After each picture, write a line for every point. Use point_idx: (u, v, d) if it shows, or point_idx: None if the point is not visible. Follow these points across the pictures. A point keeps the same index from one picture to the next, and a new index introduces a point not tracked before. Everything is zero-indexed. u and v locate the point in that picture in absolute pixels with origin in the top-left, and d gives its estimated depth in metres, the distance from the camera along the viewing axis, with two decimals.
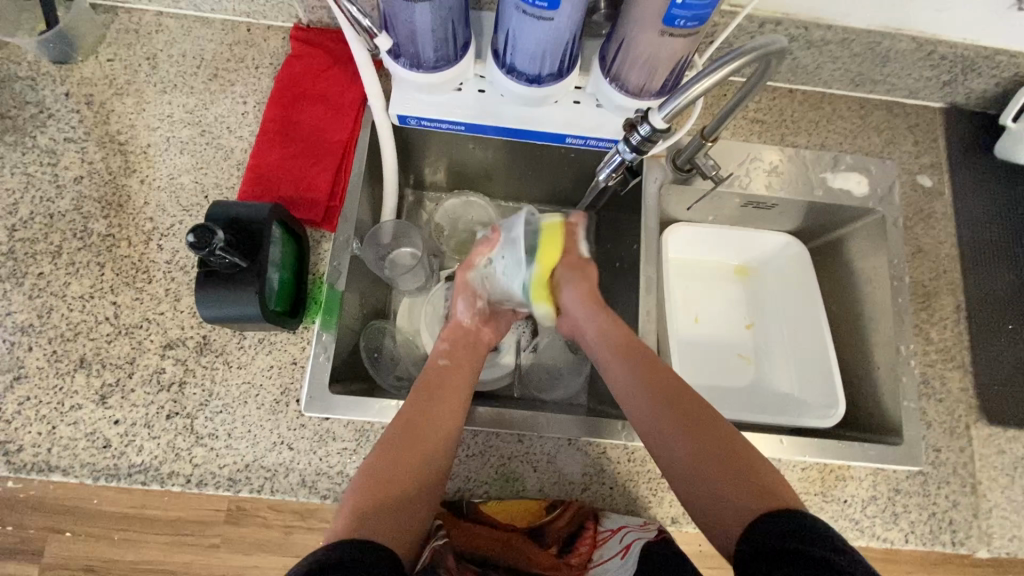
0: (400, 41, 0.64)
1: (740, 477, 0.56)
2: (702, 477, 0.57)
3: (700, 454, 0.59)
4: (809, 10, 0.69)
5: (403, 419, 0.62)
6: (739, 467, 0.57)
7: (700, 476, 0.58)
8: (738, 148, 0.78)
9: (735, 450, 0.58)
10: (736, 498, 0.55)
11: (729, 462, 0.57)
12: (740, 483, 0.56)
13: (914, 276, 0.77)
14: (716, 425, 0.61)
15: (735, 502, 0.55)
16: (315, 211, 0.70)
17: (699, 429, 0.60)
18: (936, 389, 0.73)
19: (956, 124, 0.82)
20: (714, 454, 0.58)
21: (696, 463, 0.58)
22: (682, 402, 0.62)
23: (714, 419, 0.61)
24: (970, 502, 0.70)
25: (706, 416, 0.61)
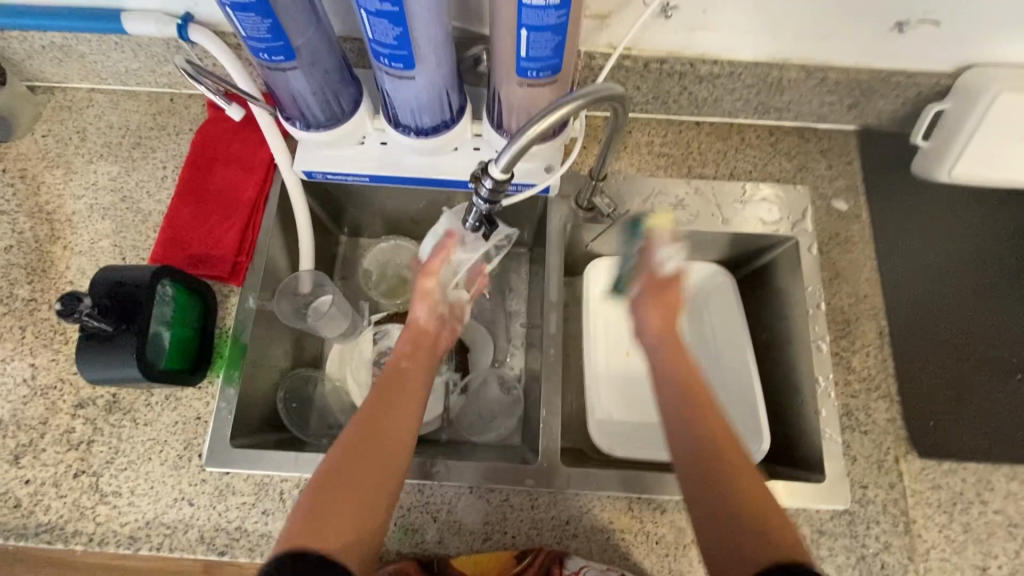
0: (287, 105, 0.67)
1: (764, 528, 0.46)
2: (717, 508, 0.49)
3: (711, 481, 0.50)
4: (691, 47, 0.70)
5: (357, 428, 0.55)
6: (768, 525, 0.46)
7: (707, 505, 0.49)
8: (644, 183, 0.79)
9: (761, 497, 0.48)
10: (753, 543, 0.46)
11: (754, 503, 0.48)
12: (756, 544, 0.45)
13: (833, 303, 0.75)
14: (739, 460, 0.51)
15: (750, 555, 0.45)
16: (221, 267, 0.72)
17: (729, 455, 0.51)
18: (860, 421, 0.70)
19: (871, 145, 0.81)
20: (728, 486, 0.49)
21: (705, 495, 0.50)
22: (712, 413, 0.54)
23: (741, 451, 0.52)
24: (903, 543, 0.65)
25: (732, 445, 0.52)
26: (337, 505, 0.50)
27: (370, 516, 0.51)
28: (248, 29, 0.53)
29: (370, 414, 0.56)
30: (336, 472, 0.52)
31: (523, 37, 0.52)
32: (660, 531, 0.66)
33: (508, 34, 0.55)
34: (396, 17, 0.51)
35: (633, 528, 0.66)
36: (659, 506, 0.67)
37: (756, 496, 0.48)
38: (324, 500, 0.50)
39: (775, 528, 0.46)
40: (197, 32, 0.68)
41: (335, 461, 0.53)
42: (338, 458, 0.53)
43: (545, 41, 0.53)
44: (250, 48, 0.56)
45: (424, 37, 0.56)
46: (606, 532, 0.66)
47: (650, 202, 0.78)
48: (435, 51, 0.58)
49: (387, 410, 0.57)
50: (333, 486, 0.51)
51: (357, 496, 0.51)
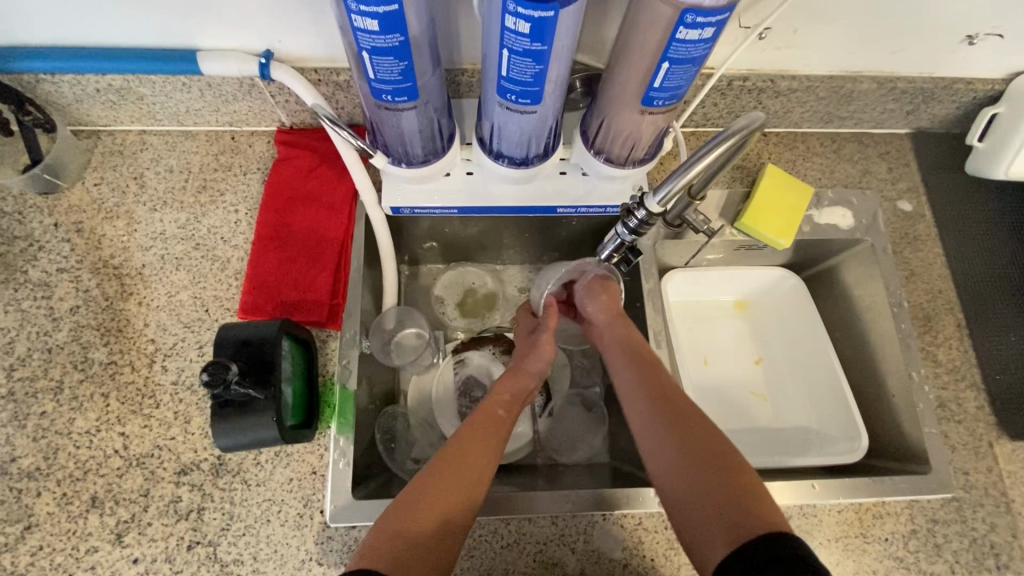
0: (389, 142, 0.65)
1: (725, 497, 0.55)
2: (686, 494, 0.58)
3: (689, 466, 0.59)
4: (774, 65, 0.72)
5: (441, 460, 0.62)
6: (733, 492, 0.55)
7: (683, 492, 0.58)
8: (724, 195, 0.81)
9: (725, 466, 0.58)
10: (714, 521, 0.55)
11: (725, 483, 0.56)
12: (725, 516, 0.54)
13: (912, 300, 0.79)
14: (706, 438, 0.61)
15: (722, 515, 0.54)
16: (319, 312, 0.70)
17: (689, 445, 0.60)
18: (954, 411, 0.74)
19: (924, 147, 0.86)
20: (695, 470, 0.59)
21: (686, 485, 0.58)
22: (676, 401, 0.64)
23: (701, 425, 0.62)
24: (1007, 522, 0.70)
25: (708, 436, 0.61)
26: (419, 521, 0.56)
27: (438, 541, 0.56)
28: (379, 72, 0.51)
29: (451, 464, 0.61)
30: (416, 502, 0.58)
31: (663, 69, 0.52)
32: None
33: (643, 64, 0.55)
34: (540, 55, 0.50)
35: None
36: (785, 513, 0.69)
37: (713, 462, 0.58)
38: (408, 517, 0.56)
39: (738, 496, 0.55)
40: (279, 70, 0.65)
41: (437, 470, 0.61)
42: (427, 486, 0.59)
43: (682, 72, 0.53)
44: (373, 89, 0.54)
45: (553, 73, 0.55)
46: None
47: (732, 215, 0.80)
48: (558, 84, 0.58)
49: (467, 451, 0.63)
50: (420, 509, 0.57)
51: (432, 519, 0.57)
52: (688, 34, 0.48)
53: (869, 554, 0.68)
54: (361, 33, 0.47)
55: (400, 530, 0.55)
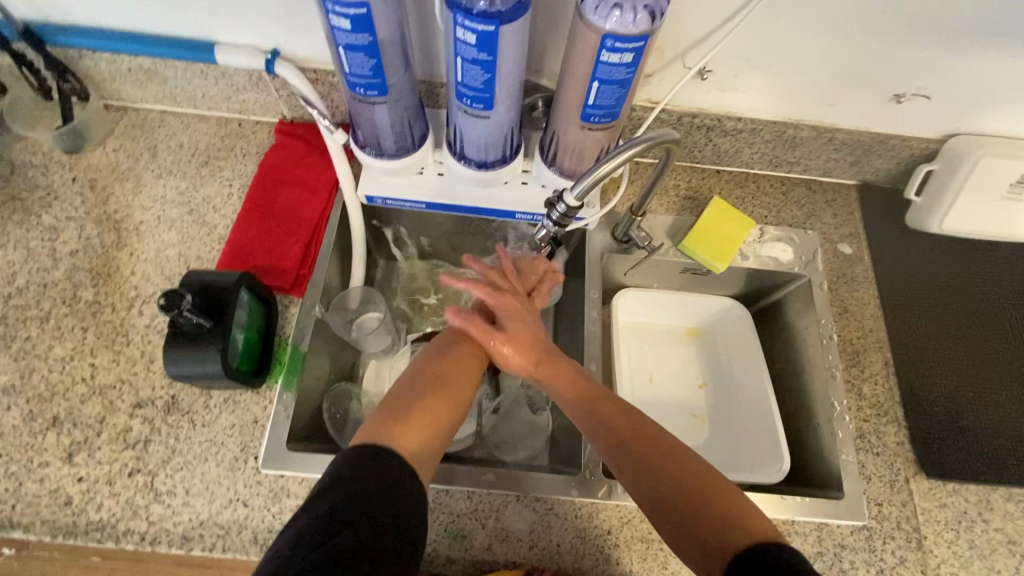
0: (365, 134, 0.74)
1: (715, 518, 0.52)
2: (671, 520, 0.54)
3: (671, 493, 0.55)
4: (719, 106, 0.81)
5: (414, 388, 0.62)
6: (721, 516, 0.52)
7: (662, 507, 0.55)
8: (673, 220, 0.87)
9: (699, 486, 0.55)
10: (698, 539, 0.52)
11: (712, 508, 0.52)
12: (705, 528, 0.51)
13: (843, 335, 0.83)
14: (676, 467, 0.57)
15: (711, 533, 0.51)
16: (285, 279, 0.78)
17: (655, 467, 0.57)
18: (872, 443, 0.76)
19: (869, 198, 0.92)
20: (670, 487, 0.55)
21: (668, 514, 0.54)
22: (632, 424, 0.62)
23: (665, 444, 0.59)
24: (916, 558, 0.70)
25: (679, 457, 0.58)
26: (417, 416, 0.58)
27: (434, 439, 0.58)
28: (353, 66, 0.61)
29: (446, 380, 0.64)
30: (408, 405, 0.59)
31: (594, 88, 0.61)
32: None
33: (578, 84, 0.63)
34: (487, 65, 0.59)
35: None
36: None
37: (690, 481, 0.55)
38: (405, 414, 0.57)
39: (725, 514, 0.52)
40: (283, 66, 0.75)
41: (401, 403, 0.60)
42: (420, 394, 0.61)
43: (611, 92, 0.61)
44: (348, 83, 0.64)
45: (503, 84, 0.64)
46: (647, 542, 0.69)
47: (679, 238, 0.86)
48: (510, 96, 0.66)
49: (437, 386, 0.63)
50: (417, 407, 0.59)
51: (431, 421, 0.59)
52: (611, 58, 0.56)
53: None
54: (337, 31, 0.56)
55: (399, 422, 0.56)
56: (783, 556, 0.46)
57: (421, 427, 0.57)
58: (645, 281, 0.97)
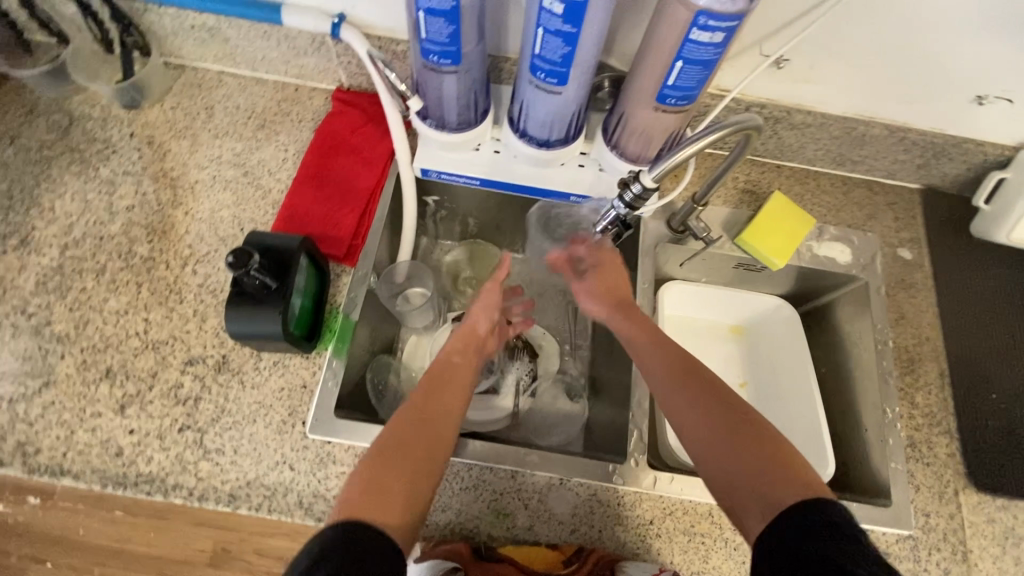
0: (428, 104, 0.73)
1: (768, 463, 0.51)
2: (723, 468, 0.53)
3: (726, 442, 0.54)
4: (790, 98, 0.79)
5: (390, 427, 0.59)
6: (779, 471, 0.50)
7: (720, 459, 0.54)
8: (730, 213, 0.85)
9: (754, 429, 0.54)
10: (752, 496, 0.50)
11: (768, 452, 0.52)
12: (761, 485, 0.50)
13: (898, 342, 0.81)
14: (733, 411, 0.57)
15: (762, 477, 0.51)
16: (338, 247, 0.77)
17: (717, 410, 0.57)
18: (923, 452, 0.75)
19: (933, 204, 0.89)
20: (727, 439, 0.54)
21: (721, 466, 0.54)
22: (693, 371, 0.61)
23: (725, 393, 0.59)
24: (961, 571, 0.69)
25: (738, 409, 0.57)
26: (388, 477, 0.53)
27: (415, 495, 0.54)
28: (430, 31, 0.60)
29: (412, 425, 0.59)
30: (379, 462, 0.55)
31: (677, 68, 0.59)
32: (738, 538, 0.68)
33: (658, 63, 0.61)
34: (570, 37, 0.57)
35: (713, 533, 0.69)
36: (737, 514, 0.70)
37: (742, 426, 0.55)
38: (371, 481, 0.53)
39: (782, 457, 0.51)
40: (349, 31, 0.74)
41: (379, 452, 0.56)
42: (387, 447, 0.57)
43: (694, 73, 0.59)
44: (422, 49, 0.63)
45: (580, 60, 0.62)
46: (689, 534, 0.68)
47: (735, 231, 0.85)
48: (584, 73, 0.65)
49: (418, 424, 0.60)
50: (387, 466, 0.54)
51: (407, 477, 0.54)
52: (701, 37, 0.55)
53: None
54: None
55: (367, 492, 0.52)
56: (837, 517, 0.45)
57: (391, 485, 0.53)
58: (692, 274, 0.95)
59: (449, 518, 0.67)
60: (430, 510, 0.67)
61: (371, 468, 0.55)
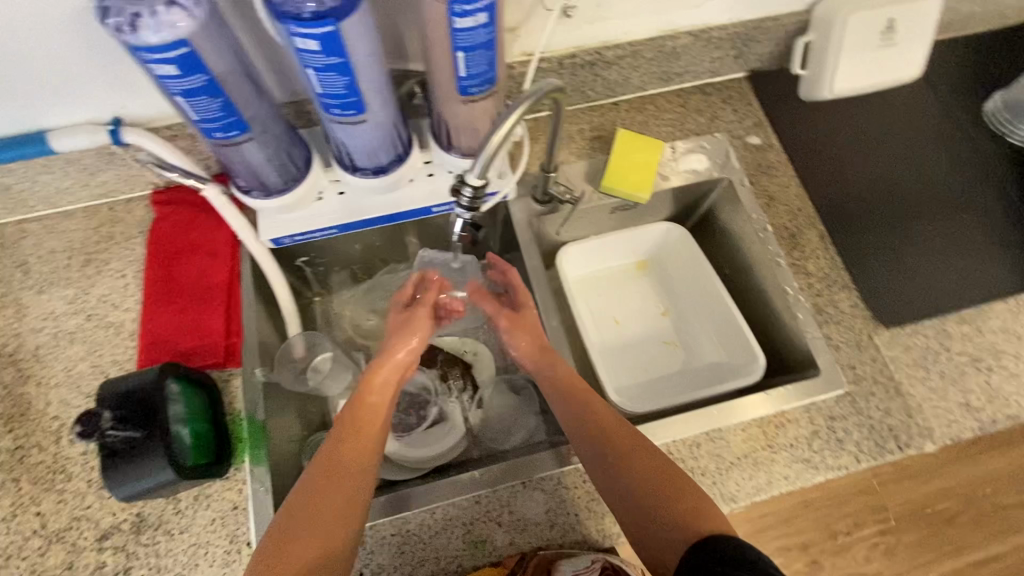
0: (243, 176, 0.69)
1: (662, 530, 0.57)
2: (642, 524, 0.60)
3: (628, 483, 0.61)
4: (595, 39, 0.79)
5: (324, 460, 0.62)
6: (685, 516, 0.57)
7: (643, 509, 0.60)
8: (587, 164, 0.86)
9: (675, 494, 0.59)
10: (670, 535, 0.57)
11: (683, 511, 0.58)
12: (671, 534, 0.57)
13: (776, 223, 0.84)
14: (656, 467, 0.62)
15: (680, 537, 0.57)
16: (216, 352, 0.72)
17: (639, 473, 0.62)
18: (831, 313, 0.79)
19: (762, 84, 0.93)
20: (648, 504, 0.60)
21: (642, 526, 0.60)
22: (613, 430, 0.65)
23: (641, 446, 0.64)
24: (899, 404, 0.74)
25: (652, 460, 0.62)
26: (325, 514, 0.58)
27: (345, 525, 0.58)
28: (199, 111, 0.55)
29: (330, 473, 0.60)
30: (312, 496, 0.59)
31: (460, 58, 0.58)
32: (702, 463, 0.71)
33: (444, 60, 0.60)
34: (342, 67, 0.54)
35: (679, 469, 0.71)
36: (693, 441, 0.72)
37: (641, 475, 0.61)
38: (308, 517, 0.58)
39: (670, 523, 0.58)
40: (131, 133, 0.68)
41: (315, 483, 0.60)
42: (314, 487, 0.60)
43: (479, 57, 0.58)
44: (202, 129, 0.58)
45: (367, 81, 0.60)
46: None
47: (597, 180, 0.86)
48: (379, 91, 0.62)
49: (339, 455, 0.62)
50: (322, 507, 0.58)
51: (336, 511, 0.58)
52: (465, 23, 0.54)
53: (779, 462, 0.71)
54: (165, 79, 0.51)
55: (305, 523, 0.57)
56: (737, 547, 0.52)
57: (331, 514, 0.58)
58: (580, 232, 0.96)
59: (431, 570, 0.66)
60: (410, 570, 0.66)
61: (306, 503, 0.59)
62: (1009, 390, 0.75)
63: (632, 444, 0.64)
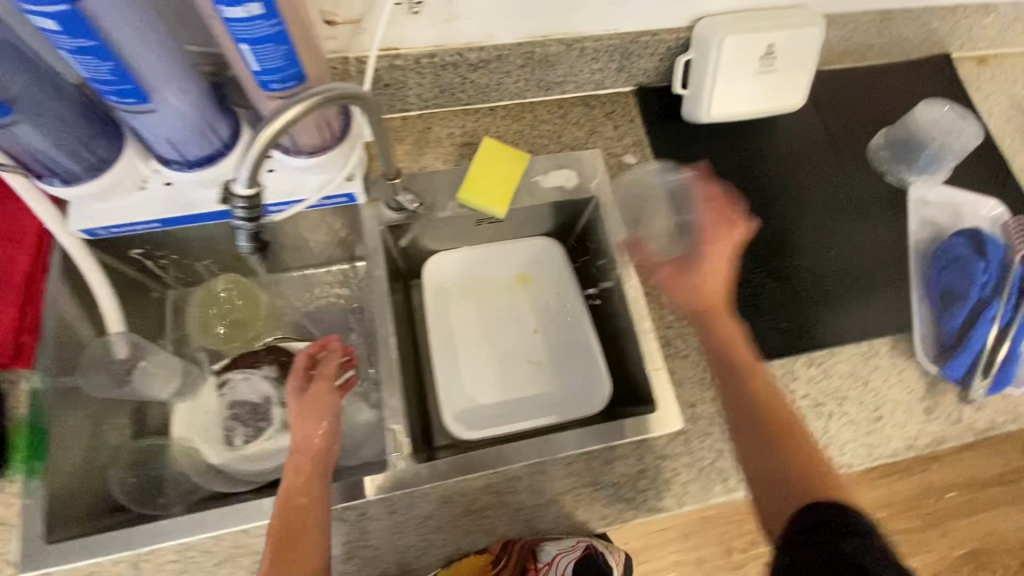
0: (33, 161, 0.63)
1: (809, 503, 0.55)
2: (766, 462, 0.61)
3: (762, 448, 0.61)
4: (455, 39, 0.74)
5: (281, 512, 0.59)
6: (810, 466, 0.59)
7: (767, 460, 0.61)
8: (450, 173, 0.81)
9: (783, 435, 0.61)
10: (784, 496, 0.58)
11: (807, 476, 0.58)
12: (797, 482, 0.58)
13: (638, 249, 0.81)
14: (792, 424, 0.62)
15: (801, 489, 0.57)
16: (4, 350, 0.70)
17: (753, 420, 0.63)
18: (678, 348, 0.77)
19: (649, 101, 0.89)
20: (767, 451, 0.61)
21: (769, 472, 0.60)
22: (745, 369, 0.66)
23: (771, 396, 0.64)
24: (733, 447, 0.72)
25: (781, 402, 0.64)
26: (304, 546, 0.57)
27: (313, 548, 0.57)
28: None
29: (289, 517, 0.58)
30: (285, 527, 0.57)
31: (247, 51, 0.51)
32: (520, 498, 0.68)
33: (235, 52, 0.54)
34: (95, 50, 0.49)
35: (494, 503, 0.68)
36: (514, 475, 0.69)
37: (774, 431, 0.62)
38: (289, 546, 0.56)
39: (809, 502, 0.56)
40: None
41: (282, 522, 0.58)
42: (283, 522, 0.58)
43: (270, 52, 0.52)
44: None
45: (146, 66, 0.55)
46: (470, 515, 0.67)
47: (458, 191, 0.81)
48: (170, 78, 0.58)
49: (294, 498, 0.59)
50: (287, 536, 0.57)
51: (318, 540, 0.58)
52: (233, 12, 0.47)
53: (600, 501, 0.69)
54: None
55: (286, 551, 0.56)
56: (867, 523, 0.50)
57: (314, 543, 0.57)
58: (452, 241, 0.92)
59: None
60: None
61: (281, 531, 0.57)
62: (846, 437, 0.74)
63: (764, 389, 0.64)
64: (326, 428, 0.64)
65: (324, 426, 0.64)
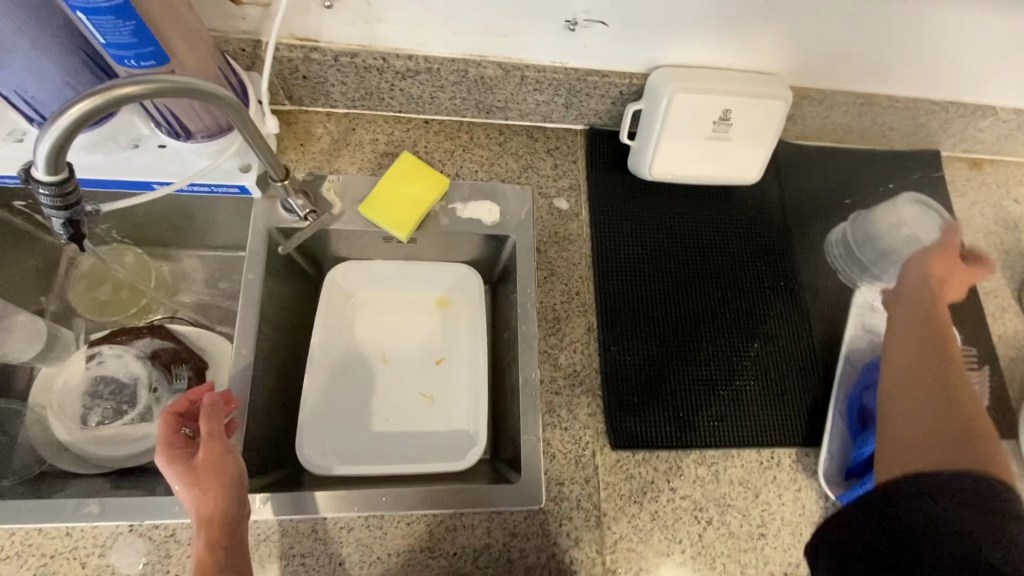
0: None
1: (946, 434, 0.49)
2: (907, 419, 0.53)
3: (923, 375, 0.55)
4: (382, 42, 0.68)
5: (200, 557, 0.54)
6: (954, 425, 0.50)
7: (922, 415, 0.52)
8: (361, 182, 0.75)
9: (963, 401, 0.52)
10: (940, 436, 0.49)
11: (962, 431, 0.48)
12: (945, 433, 0.49)
13: (546, 301, 0.75)
14: (937, 384, 0.55)
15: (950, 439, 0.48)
16: None
17: (922, 381, 0.55)
18: (561, 417, 0.70)
19: (597, 144, 0.82)
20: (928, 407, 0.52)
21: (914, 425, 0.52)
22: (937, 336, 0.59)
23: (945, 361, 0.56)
24: (593, 538, 0.66)
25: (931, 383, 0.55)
26: None
27: None
28: None
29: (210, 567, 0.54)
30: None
31: (85, 21, 0.47)
32: (344, 551, 0.63)
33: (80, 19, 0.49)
34: None
35: (314, 551, 0.63)
36: (345, 523, 0.64)
37: (937, 343, 0.58)
38: None
39: (968, 436, 0.48)
40: None
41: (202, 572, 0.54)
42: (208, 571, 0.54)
43: (111, 26, 0.47)
44: None
45: None
46: (285, 559, 0.62)
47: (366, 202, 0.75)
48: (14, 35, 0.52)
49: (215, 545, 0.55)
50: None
51: None
52: None
53: (430, 570, 0.63)
54: None
55: None
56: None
57: None
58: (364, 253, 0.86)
59: None
60: None
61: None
62: (720, 551, 0.67)
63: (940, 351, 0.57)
64: (233, 491, 0.57)
65: (231, 490, 0.57)
